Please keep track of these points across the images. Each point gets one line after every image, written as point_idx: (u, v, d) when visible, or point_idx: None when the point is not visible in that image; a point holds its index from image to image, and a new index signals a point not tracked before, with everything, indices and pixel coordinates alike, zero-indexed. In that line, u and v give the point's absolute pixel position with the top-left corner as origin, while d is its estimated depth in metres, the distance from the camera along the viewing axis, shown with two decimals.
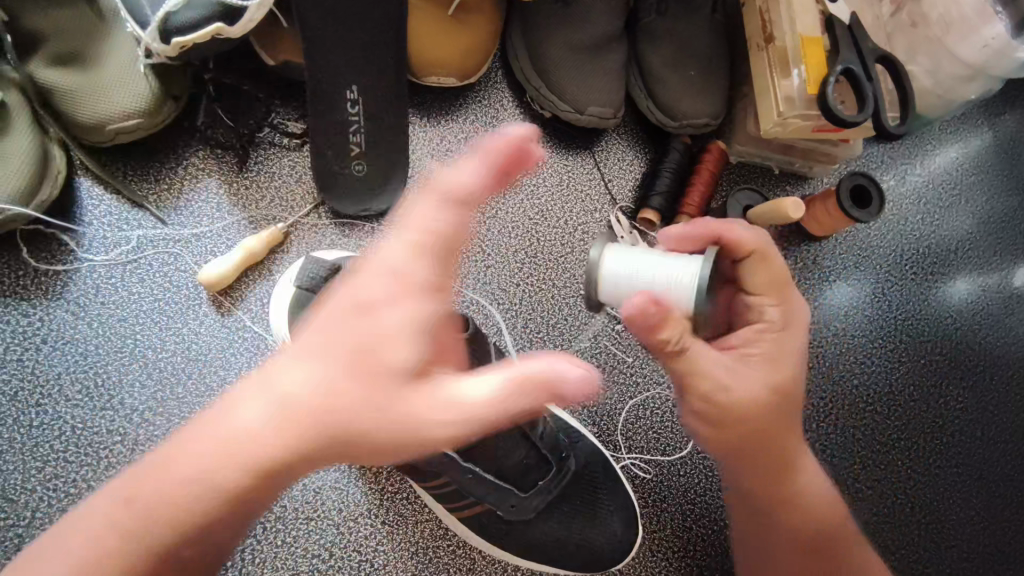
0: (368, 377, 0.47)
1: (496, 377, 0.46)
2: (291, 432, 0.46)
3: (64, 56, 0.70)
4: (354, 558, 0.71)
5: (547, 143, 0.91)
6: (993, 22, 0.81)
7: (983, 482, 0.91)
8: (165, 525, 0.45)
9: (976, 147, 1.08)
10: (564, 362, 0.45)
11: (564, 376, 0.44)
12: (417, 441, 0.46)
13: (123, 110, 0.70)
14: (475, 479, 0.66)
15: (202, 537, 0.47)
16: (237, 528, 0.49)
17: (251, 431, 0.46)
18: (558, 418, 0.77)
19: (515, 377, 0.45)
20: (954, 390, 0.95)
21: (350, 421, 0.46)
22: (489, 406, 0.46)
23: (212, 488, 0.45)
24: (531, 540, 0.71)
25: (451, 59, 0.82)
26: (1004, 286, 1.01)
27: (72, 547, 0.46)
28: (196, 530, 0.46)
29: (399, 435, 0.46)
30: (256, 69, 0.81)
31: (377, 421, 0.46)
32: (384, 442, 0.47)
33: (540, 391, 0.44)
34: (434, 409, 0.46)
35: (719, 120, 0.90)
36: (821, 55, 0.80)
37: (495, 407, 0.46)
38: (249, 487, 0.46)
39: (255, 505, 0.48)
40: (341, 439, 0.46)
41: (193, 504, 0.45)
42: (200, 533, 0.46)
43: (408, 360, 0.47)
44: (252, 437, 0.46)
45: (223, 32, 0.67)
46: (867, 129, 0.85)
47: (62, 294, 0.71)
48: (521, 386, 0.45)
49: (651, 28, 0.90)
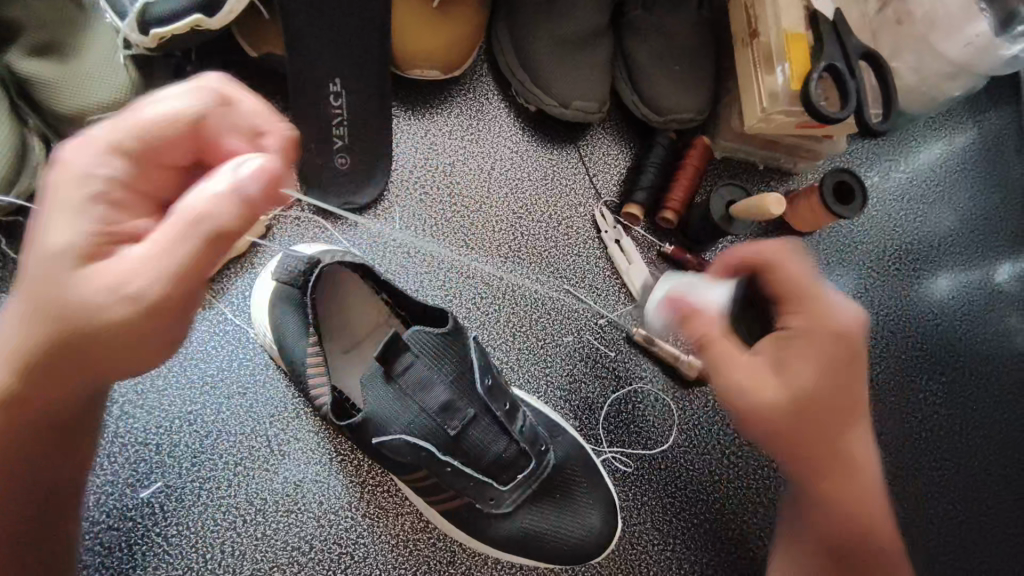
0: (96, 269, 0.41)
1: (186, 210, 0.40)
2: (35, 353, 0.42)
3: (43, 47, 0.69)
4: (334, 551, 0.71)
5: (531, 137, 0.91)
6: (977, 19, 0.83)
7: (960, 476, 0.92)
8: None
9: (961, 145, 1.09)
10: (255, 174, 0.42)
11: (234, 174, 0.41)
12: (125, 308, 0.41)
13: (103, 102, 0.70)
14: (453, 472, 0.67)
15: (19, 465, 0.46)
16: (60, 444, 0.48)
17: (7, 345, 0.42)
18: (539, 411, 0.77)
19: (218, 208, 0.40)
20: (935, 385, 0.96)
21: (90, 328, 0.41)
22: (162, 263, 0.40)
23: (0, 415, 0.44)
24: (510, 533, 0.71)
25: (436, 51, 0.82)
26: (986, 282, 1.02)
27: None
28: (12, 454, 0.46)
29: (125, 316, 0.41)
30: (239, 61, 0.81)
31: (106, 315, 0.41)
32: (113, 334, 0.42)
33: (221, 217, 0.41)
34: (123, 272, 0.41)
35: (704, 115, 0.90)
36: (805, 54, 0.80)
37: (177, 260, 0.40)
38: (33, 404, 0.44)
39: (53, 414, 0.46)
40: (52, 327, 0.41)
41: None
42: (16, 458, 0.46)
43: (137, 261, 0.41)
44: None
45: (203, 23, 0.66)
46: (850, 125, 0.85)
47: None
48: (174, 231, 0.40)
49: (637, 24, 0.90)
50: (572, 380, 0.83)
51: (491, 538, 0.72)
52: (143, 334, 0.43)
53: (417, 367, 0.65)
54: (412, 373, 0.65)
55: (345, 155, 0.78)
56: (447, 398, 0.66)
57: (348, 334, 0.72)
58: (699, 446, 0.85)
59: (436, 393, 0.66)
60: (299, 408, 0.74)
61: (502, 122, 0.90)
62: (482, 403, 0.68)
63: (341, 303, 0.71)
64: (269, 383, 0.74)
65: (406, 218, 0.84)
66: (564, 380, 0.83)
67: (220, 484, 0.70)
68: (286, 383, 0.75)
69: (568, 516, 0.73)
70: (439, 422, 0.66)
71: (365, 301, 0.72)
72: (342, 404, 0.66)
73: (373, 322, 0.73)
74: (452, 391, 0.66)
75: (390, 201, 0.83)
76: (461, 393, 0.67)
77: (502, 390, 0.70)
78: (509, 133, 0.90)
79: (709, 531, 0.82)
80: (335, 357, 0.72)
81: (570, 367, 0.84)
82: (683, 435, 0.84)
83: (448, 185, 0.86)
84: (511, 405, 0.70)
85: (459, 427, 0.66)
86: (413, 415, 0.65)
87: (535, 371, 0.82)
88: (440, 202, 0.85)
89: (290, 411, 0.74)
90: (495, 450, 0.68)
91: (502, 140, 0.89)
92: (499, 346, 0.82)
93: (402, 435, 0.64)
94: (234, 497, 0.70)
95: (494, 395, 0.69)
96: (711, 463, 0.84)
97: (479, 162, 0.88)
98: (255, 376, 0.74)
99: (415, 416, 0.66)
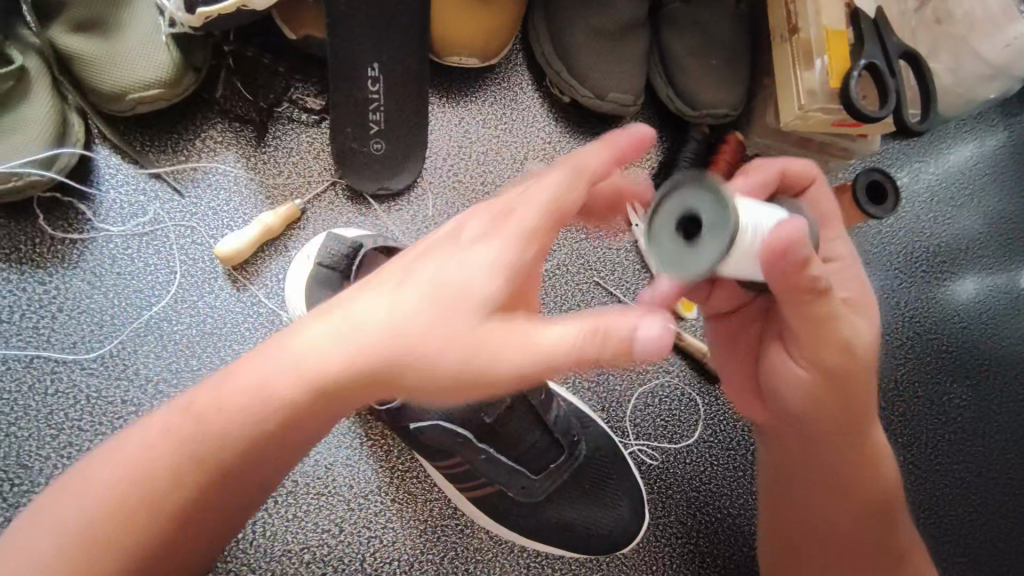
0: (247, 374, 0.45)
1: (404, 324, 0.44)
2: (199, 458, 0.45)
3: (86, 23, 0.69)
4: (363, 534, 0.72)
5: (565, 128, 0.90)
6: (1018, 19, 0.81)
7: (982, 479, 0.92)
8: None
9: (991, 147, 1.08)
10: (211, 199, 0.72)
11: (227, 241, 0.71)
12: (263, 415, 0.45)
13: (146, 81, 0.69)
14: (491, 460, 0.68)
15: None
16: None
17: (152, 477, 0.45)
18: (568, 401, 0.78)
19: (562, 347, 0.43)
20: (959, 387, 0.96)
21: (216, 430, 0.45)
22: (466, 343, 0.43)
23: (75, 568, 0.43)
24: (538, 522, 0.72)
25: (474, 39, 0.82)
26: (1012, 286, 1.02)
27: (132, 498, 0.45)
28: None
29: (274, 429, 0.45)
30: (277, 44, 0.80)
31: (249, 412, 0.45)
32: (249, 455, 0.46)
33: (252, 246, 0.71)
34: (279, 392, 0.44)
35: (739, 111, 0.90)
36: (845, 49, 0.80)
37: (466, 370, 0.43)
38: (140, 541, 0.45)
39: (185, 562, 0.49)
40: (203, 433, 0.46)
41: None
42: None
43: (288, 370, 0.44)
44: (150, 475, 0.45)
45: (249, 4, 0.66)
46: (886, 125, 0.85)
47: (78, 262, 0.71)
48: (388, 356, 0.44)
49: (674, 17, 0.89)
50: (600, 371, 0.83)
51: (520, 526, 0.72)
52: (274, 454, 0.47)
53: None
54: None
55: (381, 141, 0.77)
56: None
57: None
58: (724, 441, 0.85)
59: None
60: None
61: (535, 112, 0.89)
62: (519, 393, 0.67)
63: None
64: None
65: (439, 207, 0.83)
66: (592, 372, 0.83)
67: None
68: None
69: (595, 507, 0.74)
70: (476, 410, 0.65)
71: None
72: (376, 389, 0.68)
73: None
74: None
75: (423, 188, 0.83)
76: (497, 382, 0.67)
77: (538, 380, 0.70)
78: (543, 123, 0.89)
79: (732, 526, 0.82)
80: None
81: None
82: (709, 430, 0.84)
83: (481, 173, 0.86)
84: (546, 395, 0.70)
85: (495, 417, 0.66)
86: None
87: None
88: (472, 190, 0.85)
89: None
90: (530, 440, 0.69)
91: (535, 130, 0.89)
92: (529, 336, 0.82)
93: (438, 422, 0.64)
94: None
95: (531, 384, 0.68)
96: (735, 459, 0.84)
97: (512, 151, 0.88)
98: None
99: None
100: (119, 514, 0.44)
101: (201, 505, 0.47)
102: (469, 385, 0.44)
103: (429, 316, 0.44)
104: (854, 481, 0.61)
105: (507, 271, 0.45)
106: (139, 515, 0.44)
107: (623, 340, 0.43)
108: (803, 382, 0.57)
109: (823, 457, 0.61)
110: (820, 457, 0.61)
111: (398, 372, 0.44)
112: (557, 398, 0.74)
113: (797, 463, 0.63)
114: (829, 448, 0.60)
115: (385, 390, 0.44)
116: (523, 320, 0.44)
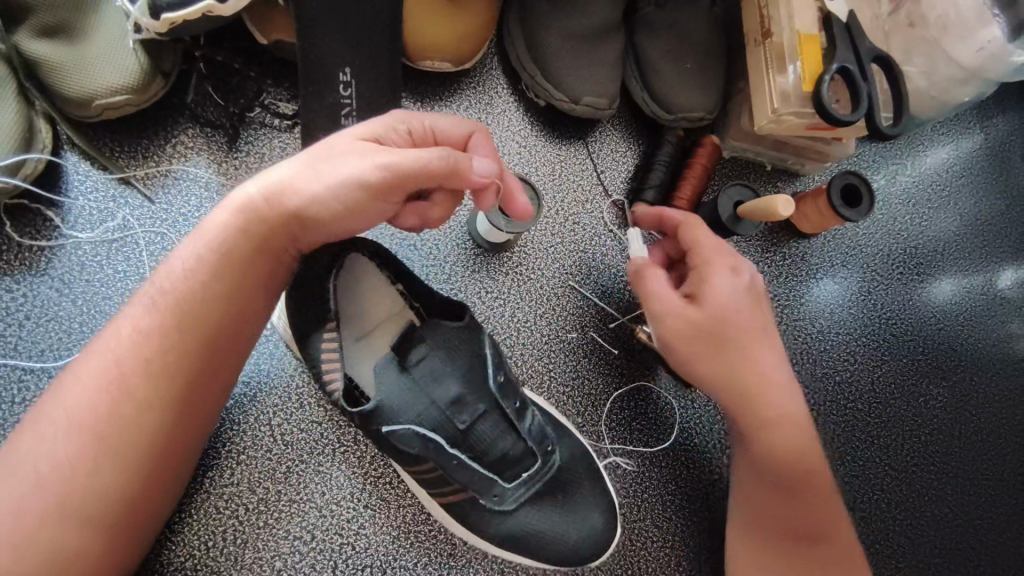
0: (189, 242, 0.59)
1: (283, 173, 0.58)
2: (168, 323, 0.56)
3: (51, 28, 0.69)
4: (336, 541, 0.71)
5: (541, 132, 0.90)
6: (990, 24, 0.81)
7: (958, 479, 0.93)
8: (42, 526, 0.50)
9: (968, 149, 1.09)
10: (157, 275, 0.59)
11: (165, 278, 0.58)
12: (203, 267, 0.57)
13: (113, 87, 0.69)
14: (462, 464, 0.66)
15: (143, 513, 0.56)
16: (172, 480, 0.58)
17: (121, 340, 0.55)
18: (545, 411, 0.78)
19: (373, 171, 0.56)
20: (935, 388, 0.96)
21: (169, 287, 0.57)
22: (323, 169, 0.57)
23: (81, 431, 0.53)
24: (511, 532, 0.71)
25: (448, 43, 0.81)
26: (989, 288, 1.03)
27: (112, 381, 0.54)
28: (139, 487, 0.55)
29: (224, 278, 0.58)
30: (249, 48, 0.80)
31: (189, 269, 0.57)
32: (210, 307, 0.57)
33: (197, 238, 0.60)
34: (214, 238, 0.58)
35: (714, 115, 0.90)
36: (818, 54, 0.80)
37: (338, 182, 0.56)
38: (124, 403, 0.54)
39: (181, 453, 0.58)
40: (191, 322, 0.57)
41: (96, 475, 0.52)
42: (146, 489, 0.56)
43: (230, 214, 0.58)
44: (117, 343, 0.55)
45: (215, 10, 0.66)
46: (860, 129, 0.86)
47: (46, 270, 0.70)
48: (272, 194, 0.58)
49: (649, 20, 0.90)
50: (576, 376, 0.83)
51: (494, 534, 0.71)
52: (226, 301, 0.58)
53: (431, 360, 0.68)
54: (427, 363, 0.68)
55: None
56: (457, 391, 0.68)
57: (361, 323, 0.72)
58: (699, 445, 0.85)
59: (446, 386, 0.68)
60: (303, 398, 0.75)
61: (510, 116, 0.89)
62: (493, 399, 0.69)
63: (357, 293, 0.72)
64: (275, 373, 0.76)
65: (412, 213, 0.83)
66: (568, 377, 0.83)
67: (221, 473, 0.71)
68: (291, 372, 0.76)
69: (570, 518, 0.72)
70: (449, 415, 0.67)
71: (380, 294, 0.72)
72: (351, 391, 0.67)
73: (388, 312, 0.72)
74: (462, 383, 0.68)
75: None
76: (472, 388, 0.68)
77: (513, 388, 0.71)
78: (518, 127, 0.89)
79: (709, 530, 0.82)
80: (349, 345, 0.71)
81: (574, 364, 0.84)
82: (683, 433, 0.85)
83: None
84: (521, 403, 0.71)
85: (468, 422, 0.68)
86: (424, 407, 0.66)
87: (540, 366, 0.82)
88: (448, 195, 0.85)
89: (294, 401, 0.75)
90: (503, 446, 0.70)
91: (510, 134, 0.89)
92: (505, 341, 0.82)
93: (411, 425, 0.64)
94: (236, 485, 0.71)
95: (505, 392, 0.70)
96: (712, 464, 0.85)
97: None
98: (260, 365, 0.75)
99: (425, 409, 0.67)
100: (119, 410, 0.54)
101: (183, 387, 0.56)
102: (340, 188, 0.56)
103: (293, 167, 0.58)
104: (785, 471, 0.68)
105: (350, 134, 0.59)
106: (118, 376, 0.54)
107: (439, 164, 0.56)
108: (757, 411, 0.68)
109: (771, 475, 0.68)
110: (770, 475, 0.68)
111: (290, 191, 0.57)
112: (532, 405, 0.74)
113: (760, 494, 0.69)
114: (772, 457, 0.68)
115: (280, 215, 0.57)
116: (365, 150, 0.57)
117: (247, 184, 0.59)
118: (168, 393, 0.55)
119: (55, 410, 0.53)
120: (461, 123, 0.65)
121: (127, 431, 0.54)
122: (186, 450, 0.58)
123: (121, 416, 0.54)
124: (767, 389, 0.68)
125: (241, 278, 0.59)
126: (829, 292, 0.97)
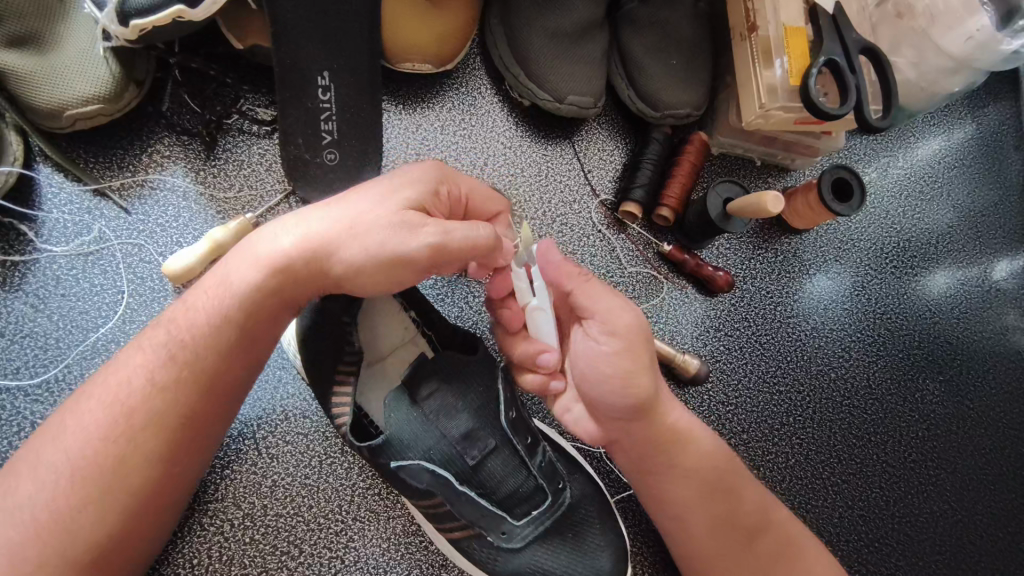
0: (209, 291, 0.56)
1: (322, 232, 0.55)
2: (178, 374, 0.54)
3: (18, 38, 0.67)
4: (325, 555, 0.70)
5: (527, 132, 0.89)
6: (978, 13, 0.80)
7: (957, 474, 0.92)
8: (38, 571, 0.49)
9: (960, 140, 1.08)
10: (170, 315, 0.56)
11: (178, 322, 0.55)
12: (224, 318, 0.55)
13: (84, 97, 0.68)
14: (470, 501, 0.65)
15: (131, 548, 0.54)
16: (167, 515, 0.56)
17: (133, 388, 0.53)
18: (560, 448, 0.76)
19: (419, 251, 0.54)
20: (932, 383, 0.95)
21: (189, 337, 0.54)
22: (367, 235, 0.54)
23: (85, 481, 0.51)
24: (517, 568, 0.68)
25: (427, 43, 0.80)
26: (984, 279, 1.02)
27: (118, 433, 0.52)
28: (123, 523, 0.52)
29: (241, 327, 0.55)
30: (225, 53, 0.78)
31: (213, 322, 0.55)
32: (223, 358, 0.55)
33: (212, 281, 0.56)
34: (240, 290, 0.55)
35: (700, 111, 0.89)
36: (804, 47, 0.79)
37: (381, 256, 0.54)
38: (129, 455, 0.52)
39: (175, 488, 0.55)
40: (204, 374, 0.54)
41: (96, 523, 0.51)
42: (139, 520, 0.53)
43: (257, 266, 0.55)
44: (127, 390, 0.53)
45: (186, 15, 0.64)
46: (849, 122, 0.85)
47: (20, 286, 0.69)
48: (312, 255, 0.55)
49: (634, 17, 0.88)
50: None
51: (500, 569, 0.69)
52: (245, 350, 0.56)
53: (440, 394, 0.66)
54: (436, 398, 0.66)
55: (334, 151, 0.73)
56: (469, 426, 0.66)
57: (373, 351, 0.70)
58: None
59: (457, 419, 0.66)
60: (289, 410, 0.74)
61: (495, 116, 0.88)
62: (504, 436, 0.67)
63: (372, 321, 0.71)
64: (259, 385, 0.74)
65: None
66: None
67: (205, 488, 0.69)
68: (274, 382, 0.75)
69: (576, 549, 0.69)
70: (459, 450, 0.65)
71: (393, 322, 0.71)
72: (362, 425, 0.66)
73: (399, 340, 0.72)
74: (474, 418, 0.66)
75: None
76: (482, 424, 0.66)
77: (524, 423, 0.70)
78: (503, 128, 0.88)
79: None
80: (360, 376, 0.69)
81: None
82: None
83: None
84: (532, 439, 0.70)
85: (478, 457, 0.66)
86: (410, 422, 0.64)
87: None
88: None
89: (279, 413, 0.74)
90: (512, 483, 0.67)
91: (495, 135, 0.87)
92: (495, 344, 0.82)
93: (421, 460, 0.63)
94: (222, 500, 0.69)
95: (517, 427, 0.68)
96: None
97: (473, 156, 0.86)
98: None
99: (415, 429, 0.64)
100: (122, 462, 0.52)
101: (187, 437, 0.55)
102: (383, 263, 0.54)
103: (335, 225, 0.55)
104: (708, 488, 0.69)
105: (399, 200, 0.56)
106: (127, 424, 0.52)
107: (484, 244, 0.56)
108: (669, 436, 0.68)
109: (706, 492, 0.68)
110: (698, 494, 0.68)
111: (331, 255, 0.55)
112: (544, 441, 0.72)
113: (696, 519, 0.69)
114: (694, 477, 0.68)
115: (314, 277, 0.56)
116: (414, 226, 0.54)
117: (281, 236, 0.56)
118: (171, 444, 0.54)
119: (49, 453, 0.51)
120: (494, 199, 0.65)
121: (130, 485, 0.52)
122: (184, 481, 0.56)
123: (126, 469, 0.52)
124: (668, 410, 0.68)
125: (256, 328, 0.56)
126: (820, 290, 0.95)
